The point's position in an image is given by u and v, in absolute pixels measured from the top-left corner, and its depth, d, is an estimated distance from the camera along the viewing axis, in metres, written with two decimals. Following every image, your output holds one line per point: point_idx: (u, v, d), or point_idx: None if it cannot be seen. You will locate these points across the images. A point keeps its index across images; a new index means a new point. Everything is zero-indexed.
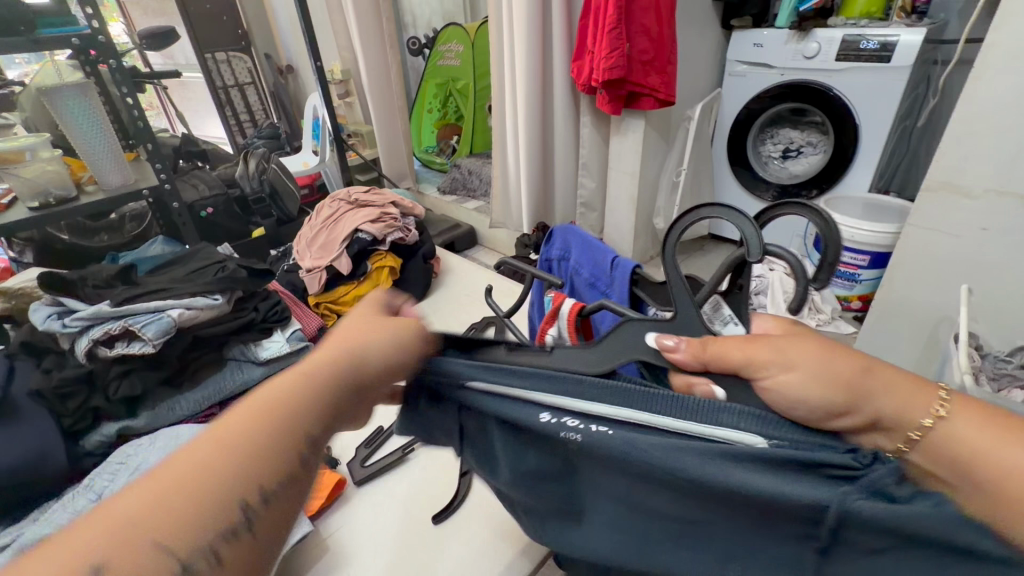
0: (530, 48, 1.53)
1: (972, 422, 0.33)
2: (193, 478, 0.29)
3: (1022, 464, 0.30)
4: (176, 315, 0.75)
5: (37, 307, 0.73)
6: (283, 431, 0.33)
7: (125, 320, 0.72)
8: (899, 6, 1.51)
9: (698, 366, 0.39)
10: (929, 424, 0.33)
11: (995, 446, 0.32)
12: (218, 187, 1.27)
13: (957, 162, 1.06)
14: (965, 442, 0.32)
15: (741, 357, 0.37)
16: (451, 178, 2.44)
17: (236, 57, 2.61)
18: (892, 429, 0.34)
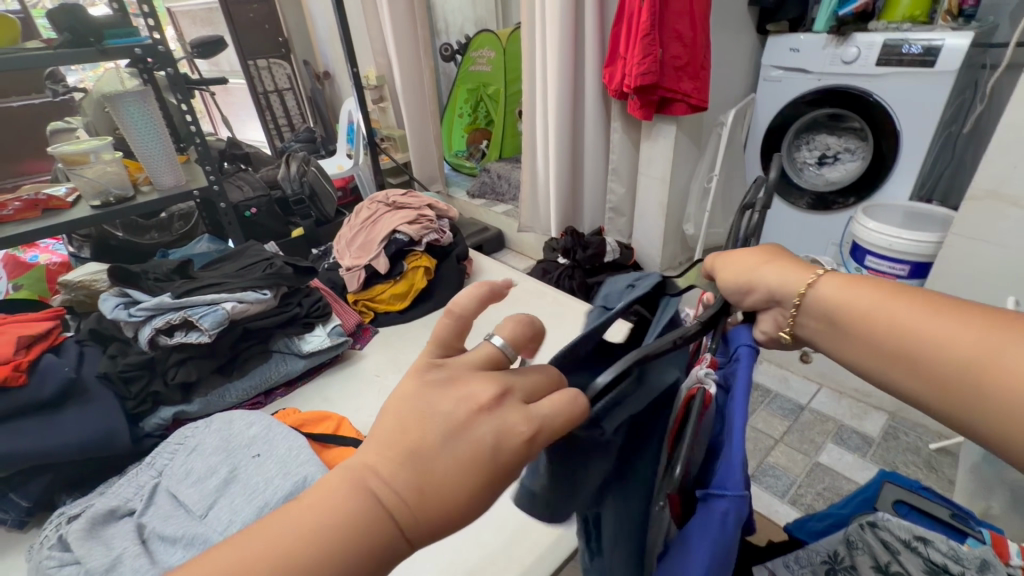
0: (563, 54, 1.55)
1: (838, 286, 0.41)
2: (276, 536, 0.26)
3: (881, 313, 0.38)
4: (230, 307, 0.79)
5: (106, 298, 0.78)
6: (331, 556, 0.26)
7: (184, 311, 0.77)
8: (946, 8, 1.46)
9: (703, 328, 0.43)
10: (802, 293, 0.42)
11: (853, 296, 0.40)
12: (261, 189, 1.33)
13: (1006, 169, 1.03)
14: (827, 299, 0.41)
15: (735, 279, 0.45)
16: (480, 181, 2.47)
17: (277, 64, 2.71)
18: (781, 302, 0.43)
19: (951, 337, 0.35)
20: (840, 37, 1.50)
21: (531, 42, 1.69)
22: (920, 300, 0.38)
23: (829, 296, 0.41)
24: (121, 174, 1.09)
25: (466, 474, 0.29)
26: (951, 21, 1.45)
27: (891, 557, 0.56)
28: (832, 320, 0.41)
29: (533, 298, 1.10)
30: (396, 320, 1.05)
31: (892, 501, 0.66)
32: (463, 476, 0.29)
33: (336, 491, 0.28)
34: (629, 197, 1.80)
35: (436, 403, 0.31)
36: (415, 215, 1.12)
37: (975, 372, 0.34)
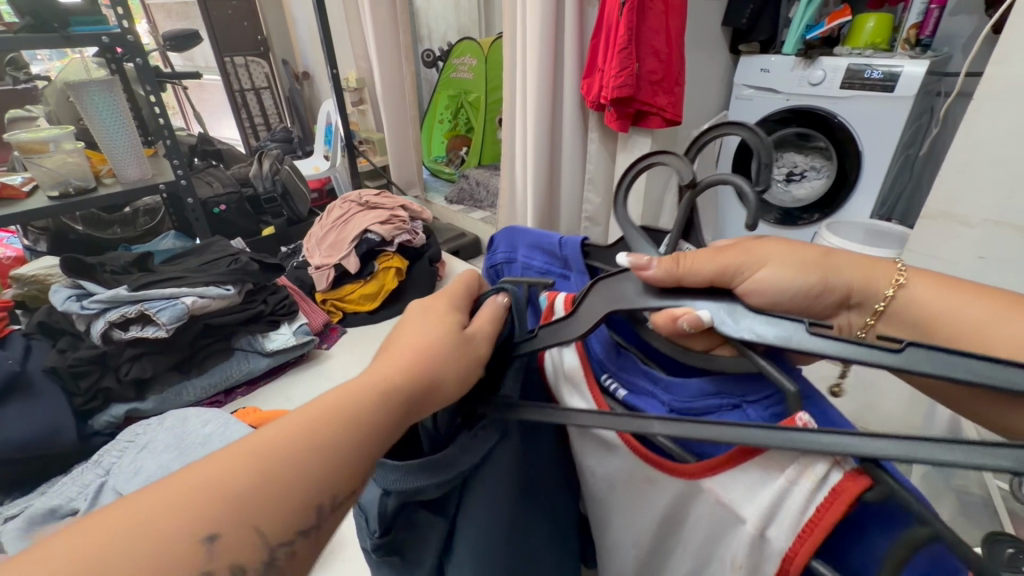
0: (542, 63, 1.57)
1: (926, 290, 0.45)
2: (297, 439, 0.32)
3: (952, 316, 0.43)
4: (190, 302, 0.76)
5: (57, 289, 0.76)
6: (361, 441, 0.34)
7: (140, 304, 0.74)
8: (904, 38, 1.53)
9: (671, 280, 0.41)
10: (890, 293, 0.46)
11: (941, 303, 0.44)
12: (232, 186, 1.27)
13: (957, 191, 1.07)
14: (917, 303, 0.45)
15: (712, 268, 0.42)
16: (459, 188, 2.49)
17: (254, 62, 2.66)
18: (863, 306, 0.47)
19: (958, 312, 0.43)
20: (807, 60, 1.57)
21: (512, 52, 1.71)
22: (993, 300, 0.42)
23: (919, 294, 0.45)
24: (83, 165, 1.05)
25: (437, 357, 0.41)
26: (909, 49, 1.52)
27: None
28: (917, 324, 0.45)
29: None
30: (366, 322, 1.06)
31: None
32: (440, 376, 0.40)
33: (350, 394, 0.36)
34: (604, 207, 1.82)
35: (414, 332, 0.43)
36: (387, 215, 1.10)
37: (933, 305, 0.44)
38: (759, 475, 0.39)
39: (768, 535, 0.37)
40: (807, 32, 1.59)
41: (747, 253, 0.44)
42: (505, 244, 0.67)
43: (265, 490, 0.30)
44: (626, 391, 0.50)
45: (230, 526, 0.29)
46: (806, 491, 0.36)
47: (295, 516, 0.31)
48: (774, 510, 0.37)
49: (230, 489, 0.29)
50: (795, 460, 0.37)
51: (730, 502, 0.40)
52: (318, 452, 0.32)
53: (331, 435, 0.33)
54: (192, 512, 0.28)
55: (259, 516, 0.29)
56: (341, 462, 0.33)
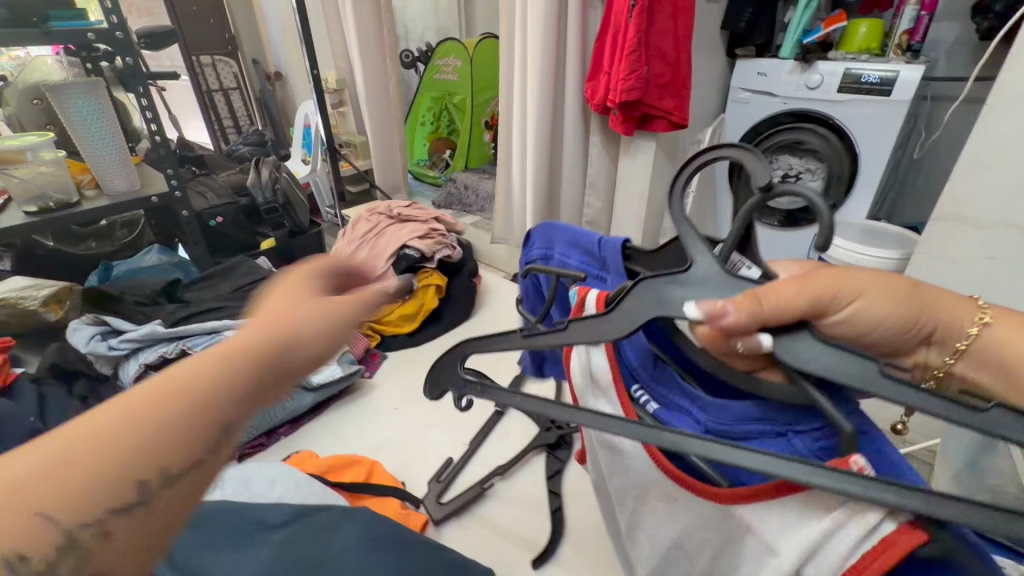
0: (545, 65, 1.53)
1: (1008, 327, 0.45)
2: (124, 419, 0.31)
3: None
4: (230, 337, 0.85)
5: (82, 328, 0.84)
6: (201, 412, 0.34)
7: (181, 342, 0.84)
8: (896, 43, 1.58)
9: (755, 322, 0.37)
10: (974, 331, 0.45)
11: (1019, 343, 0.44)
12: (227, 195, 1.19)
13: (970, 194, 1.05)
14: (992, 341, 0.45)
15: (804, 300, 0.38)
16: (446, 192, 2.42)
17: (223, 61, 2.51)
18: (943, 343, 0.46)
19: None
20: (804, 64, 1.59)
21: (510, 54, 1.67)
22: None
23: (1006, 336, 0.45)
24: (62, 176, 0.94)
25: (297, 319, 0.39)
26: (901, 54, 1.57)
27: None
28: (996, 364, 0.45)
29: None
30: (407, 343, 1.11)
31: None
32: (304, 344, 0.39)
33: (181, 369, 0.35)
34: (605, 211, 1.79)
35: (288, 298, 0.41)
36: (425, 230, 1.10)
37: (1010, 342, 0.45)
38: (796, 512, 0.39)
39: (804, 571, 0.38)
40: (804, 36, 1.61)
41: (840, 282, 0.41)
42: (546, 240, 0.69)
43: (101, 470, 0.30)
44: (659, 404, 0.50)
45: (46, 512, 0.28)
46: (852, 538, 0.35)
47: (124, 490, 0.30)
48: (814, 549, 0.37)
49: (67, 466, 0.29)
50: (844, 506, 0.36)
51: (765, 534, 0.41)
52: (166, 418, 0.32)
53: (178, 403, 0.33)
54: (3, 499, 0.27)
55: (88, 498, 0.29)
56: (203, 414, 0.34)
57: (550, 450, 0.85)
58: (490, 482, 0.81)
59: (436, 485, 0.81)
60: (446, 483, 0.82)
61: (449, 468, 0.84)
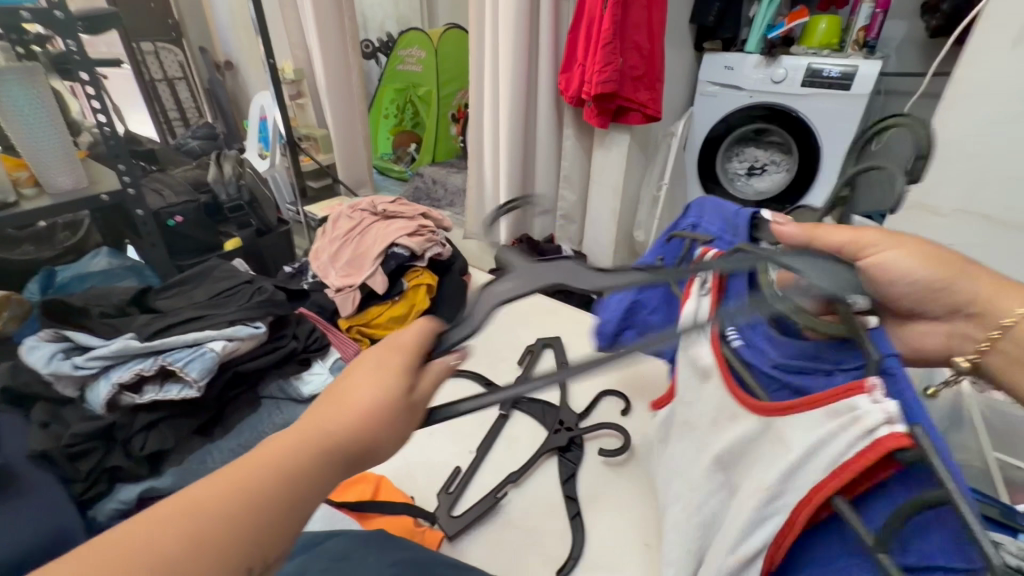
0: (518, 55, 1.50)
1: None
2: (158, 544, 0.26)
3: None
4: (219, 348, 0.70)
5: (37, 345, 0.67)
6: (262, 529, 0.28)
7: (159, 358, 0.68)
8: (853, 39, 1.64)
9: (802, 232, 0.47)
10: (1008, 323, 0.45)
11: None
12: (186, 192, 1.10)
13: (930, 184, 1.10)
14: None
15: (847, 238, 0.46)
16: (414, 187, 2.35)
17: (166, 49, 2.34)
18: (981, 325, 0.46)
19: None
20: (769, 58, 1.63)
21: (480, 46, 1.63)
22: None
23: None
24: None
25: (372, 404, 0.33)
26: (858, 50, 1.63)
27: None
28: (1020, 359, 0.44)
29: (542, 314, 1.02)
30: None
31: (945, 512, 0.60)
32: (382, 434, 0.33)
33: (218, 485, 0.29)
34: (580, 205, 1.78)
35: (362, 375, 0.35)
36: (414, 227, 1.02)
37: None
38: (820, 418, 0.38)
39: (803, 470, 0.38)
40: (768, 31, 1.65)
41: (866, 234, 0.46)
42: (696, 212, 0.66)
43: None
44: (743, 341, 0.46)
45: None
46: (849, 439, 0.36)
47: None
48: (819, 448, 0.37)
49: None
50: (853, 407, 0.36)
51: (784, 437, 0.40)
52: (211, 545, 0.27)
53: (218, 521, 0.28)
54: None
55: None
56: (228, 552, 0.27)
57: (562, 453, 0.72)
58: (506, 490, 0.67)
59: (446, 497, 0.67)
60: (458, 495, 0.68)
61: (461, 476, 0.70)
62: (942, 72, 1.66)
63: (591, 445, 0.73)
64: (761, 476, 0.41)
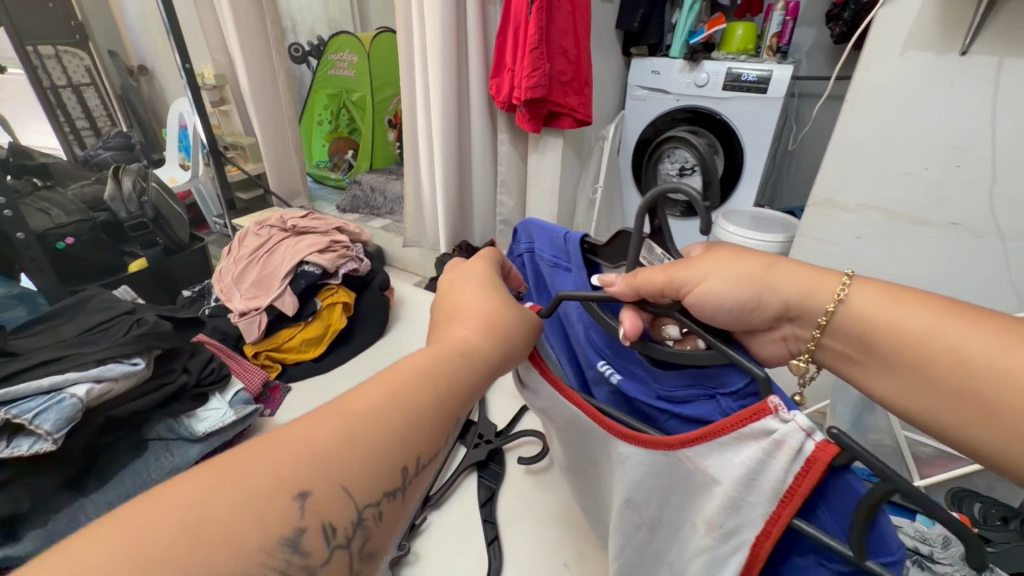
0: (447, 60, 1.48)
1: (871, 298, 0.40)
2: (373, 405, 0.35)
3: (918, 328, 0.38)
4: (84, 393, 0.59)
5: None
6: (441, 405, 0.37)
7: (4, 409, 0.55)
8: (768, 45, 1.73)
9: (631, 293, 0.42)
10: (832, 308, 0.41)
11: (892, 313, 0.39)
12: (80, 212, 1.02)
13: (837, 182, 1.17)
14: (864, 316, 0.40)
15: (664, 277, 0.41)
16: (352, 195, 2.27)
17: (67, 53, 2.03)
18: (803, 320, 0.43)
19: (928, 340, 0.37)
20: (692, 63, 1.69)
21: (410, 52, 1.59)
22: (984, 327, 0.36)
23: (872, 317, 0.40)
24: None
25: (492, 318, 0.45)
26: (773, 55, 1.72)
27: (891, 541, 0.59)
28: (865, 344, 0.40)
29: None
30: (313, 370, 0.91)
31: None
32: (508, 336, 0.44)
33: (402, 373, 0.37)
34: (518, 209, 1.79)
35: (478, 298, 0.47)
36: (326, 242, 0.99)
37: (897, 344, 0.38)
38: (730, 443, 0.35)
39: (749, 502, 0.36)
40: (690, 37, 1.71)
41: (677, 270, 0.41)
42: (525, 234, 0.60)
43: (372, 458, 0.33)
44: (622, 375, 0.46)
45: (310, 496, 0.30)
46: (781, 466, 0.33)
47: (395, 475, 0.33)
48: (753, 479, 0.35)
49: (330, 459, 0.31)
50: (768, 431, 0.33)
51: (705, 468, 0.38)
52: (409, 412, 0.35)
53: (410, 395, 0.36)
54: (270, 480, 0.29)
55: (367, 477, 0.32)
56: (393, 452, 0.34)
57: (480, 469, 0.70)
58: (424, 515, 0.64)
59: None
60: None
61: None
62: (845, 76, 1.79)
63: (510, 455, 0.73)
64: (704, 507, 0.39)
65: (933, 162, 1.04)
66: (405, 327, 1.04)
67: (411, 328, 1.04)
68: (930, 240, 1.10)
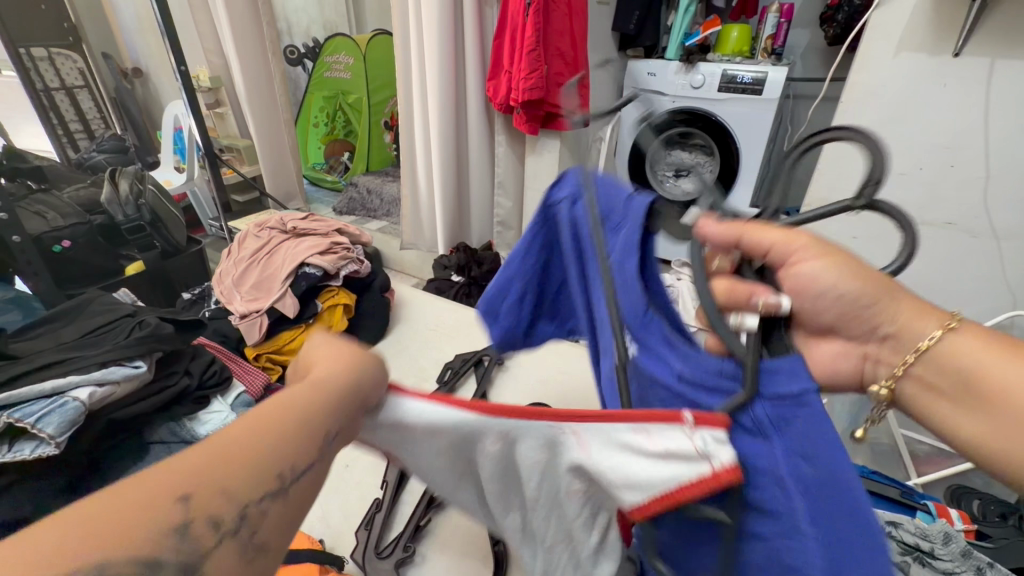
0: (444, 60, 1.47)
1: (977, 341, 0.37)
2: (242, 426, 0.28)
3: (1021, 378, 0.35)
4: (86, 396, 0.58)
5: None
6: (316, 409, 0.30)
7: (7, 413, 0.54)
8: (763, 47, 1.74)
9: (732, 236, 0.38)
10: (937, 337, 0.38)
11: (997, 359, 0.36)
12: (76, 214, 1.01)
13: (833, 182, 1.17)
14: (966, 354, 0.37)
15: (771, 238, 0.39)
16: (348, 197, 2.26)
17: (60, 54, 1.99)
18: (900, 344, 0.40)
19: None
20: (688, 65, 1.70)
21: (406, 54, 1.59)
22: None
23: (965, 355, 0.37)
24: None
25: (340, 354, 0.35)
26: (768, 57, 1.74)
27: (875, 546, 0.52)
28: (957, 380, 0.37)
29: (469, 328, 1.05)
30: None
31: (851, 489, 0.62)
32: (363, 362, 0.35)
33: (265, 400, 0.30)
34: (516, 211, 1.79)
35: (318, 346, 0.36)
36: (327, 244, 0.99)
37: (996, 390, 0.36)
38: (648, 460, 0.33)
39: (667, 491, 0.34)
40: (686, 39, 1.72)
41: (794, 237, 0.39)
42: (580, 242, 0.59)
43: (250, 461, 0.26)
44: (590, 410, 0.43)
45: (178, 502, 0.24)
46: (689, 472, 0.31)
47: (277, 474, 0.27)
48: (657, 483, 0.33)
49: (199, 472, 0.25)
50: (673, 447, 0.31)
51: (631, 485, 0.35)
52: (281, 422, 0.29)
53: (281, 414, 0.29)
54: (122, 504, 0.23)
55: (242, 478, 0.26)
56: (282, 447, 0.28)
57: None
58: (428, 515, 0.64)
59: (364, 533, 0.61)
60: (379, 528, 0.63)
61: (382, 506, 0.65)
62: (838, 78, 1.80)
63: None
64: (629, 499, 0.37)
65: (927, 163, 1.05)
66: (406, 329, 1.04)
67: (413, 331, 1.04)
68: (926, 240, 1.11)
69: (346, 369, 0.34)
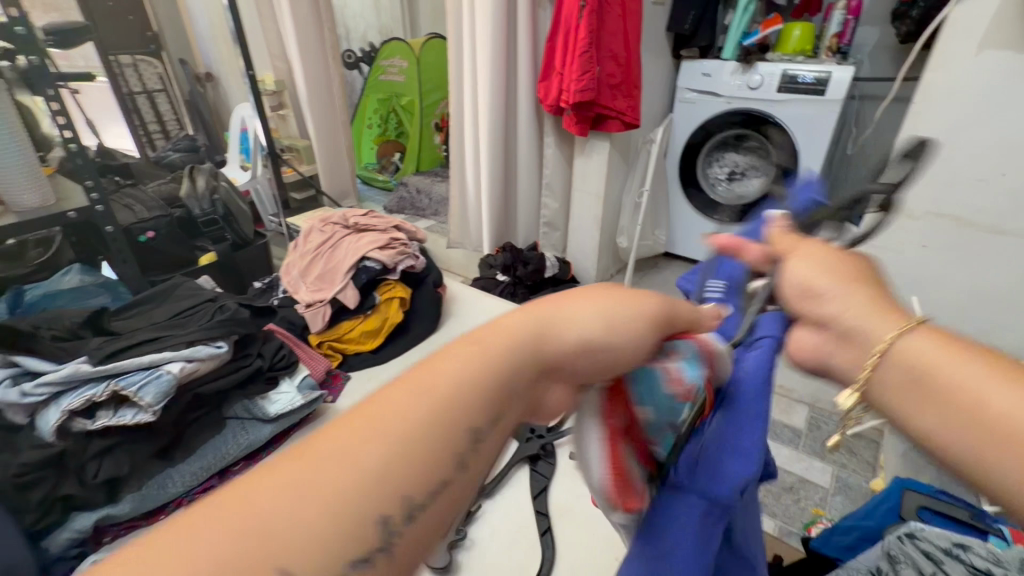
0: (496, 62, 1.50)
1: (936, 341, 0.30)
2: (399, 408, 0.25)
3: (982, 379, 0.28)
4: (177, 370, 0.64)
5: None
6: (481, 405, 0.26)
7: (112, 382, 0.61)
8: (827, 45, 1.67)
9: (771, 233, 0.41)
10: (890, 338, 0.31)
11: (955, 358, 0.29)
12: (159, 208, 1.11)
13: None
14: (918, 356, 0.30)
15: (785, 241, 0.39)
16: (399, 196, 2.33)
17: (144, 62, 2.20)
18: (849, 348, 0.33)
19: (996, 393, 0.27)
20: (745, 65, 1.65)
21: (459, 56, 1.62)
22: None
23: (921, 350, 0.30)
24: None
25: (573, 318, 0.30)
26: (832, 55, 1.66)
27: (936, 567, 0.49)
28: (910, 387, 0.30)
29: None
30: (371, 361, 0.95)
31: (915, 508, 0.60)
32: (582, 338, 0.29)
33: (450, 370, 0.27)
34: (563, 212, 1.79)
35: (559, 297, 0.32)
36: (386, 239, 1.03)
37: (957, 398, 0.28)
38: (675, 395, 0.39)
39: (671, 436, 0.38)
40: (744, 39, 1.68)
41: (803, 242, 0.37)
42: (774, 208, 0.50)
43: (386, 461, 0.23)
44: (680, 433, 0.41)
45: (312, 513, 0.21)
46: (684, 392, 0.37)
47: (410, 487, 0.23)
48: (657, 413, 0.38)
49: (339, 466, 0.22)
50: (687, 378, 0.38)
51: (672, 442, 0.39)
52: (438, 417, 0.25)
53: (444, 399, 0.25)
54: (267, 498, 0.21)
55: (383, 485, 0.22)
56: (470, 427, 0.25)
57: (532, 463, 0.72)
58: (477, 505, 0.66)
59: None
60: None
61: None
62: (911, 77, 1.70)
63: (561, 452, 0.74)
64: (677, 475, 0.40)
65: (1011, 168, 0.98)
66: (456, 324, 1.07)
67: (462, 326, 1.06)
68: (1008, 251, 1.03)
69: (564, 341, 0.29)
